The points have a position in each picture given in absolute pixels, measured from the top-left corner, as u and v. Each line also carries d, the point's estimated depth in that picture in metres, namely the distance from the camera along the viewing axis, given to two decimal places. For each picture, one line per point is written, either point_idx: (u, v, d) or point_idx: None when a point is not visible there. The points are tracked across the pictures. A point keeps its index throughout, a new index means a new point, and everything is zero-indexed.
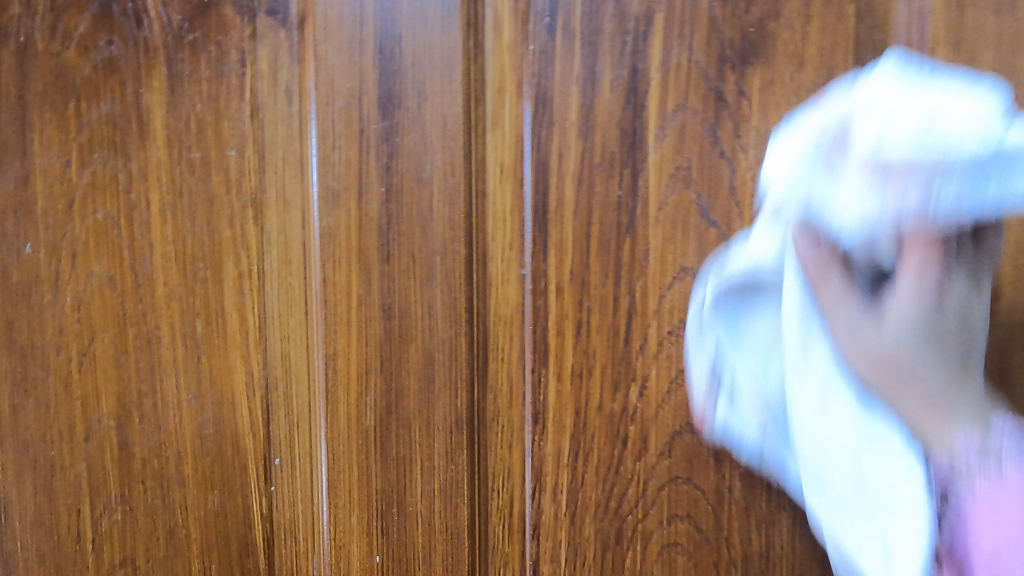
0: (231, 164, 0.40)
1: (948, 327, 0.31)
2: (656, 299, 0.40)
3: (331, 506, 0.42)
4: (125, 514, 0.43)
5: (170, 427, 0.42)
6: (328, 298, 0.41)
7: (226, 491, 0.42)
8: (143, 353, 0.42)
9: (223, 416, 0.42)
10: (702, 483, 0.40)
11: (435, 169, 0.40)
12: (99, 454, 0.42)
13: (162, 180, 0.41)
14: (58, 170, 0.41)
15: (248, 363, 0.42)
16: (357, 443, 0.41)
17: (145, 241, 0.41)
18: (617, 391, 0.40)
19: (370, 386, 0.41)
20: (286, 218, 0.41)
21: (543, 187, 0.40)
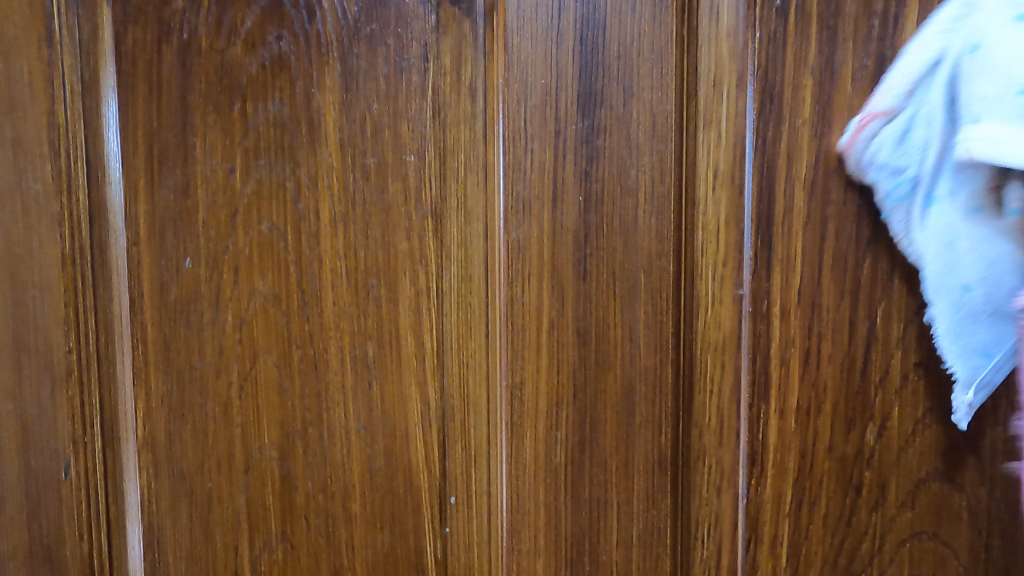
0: (411, 169, 0.36)
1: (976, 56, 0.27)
2: (901, 326, 0.34)
3: (511, 552, 0.38)
4: (286, 551, 0.39)
5: (337, 459, 0.38)
6: (516, 319, 0.36)
7: (398, 531, 0.38)
8: (308, 378, 0.38)
9: (396, 448, 0.38)
10: (952, 540, 0.35)
11: (641, 175, 0.35)
12: (259, 487, 0.39)
13: (333, 188, 0.37)
14: (220, 178, 0.37)
15: (424, 392, 0.38)
16: (545, 482, 0.37)
17: (314, 255, 0.37)
18: (851, 432, 0.35)
19: (562, 420, 0.37)
20: (467, 230, 0.37)
21: (767, 196, 0.34)
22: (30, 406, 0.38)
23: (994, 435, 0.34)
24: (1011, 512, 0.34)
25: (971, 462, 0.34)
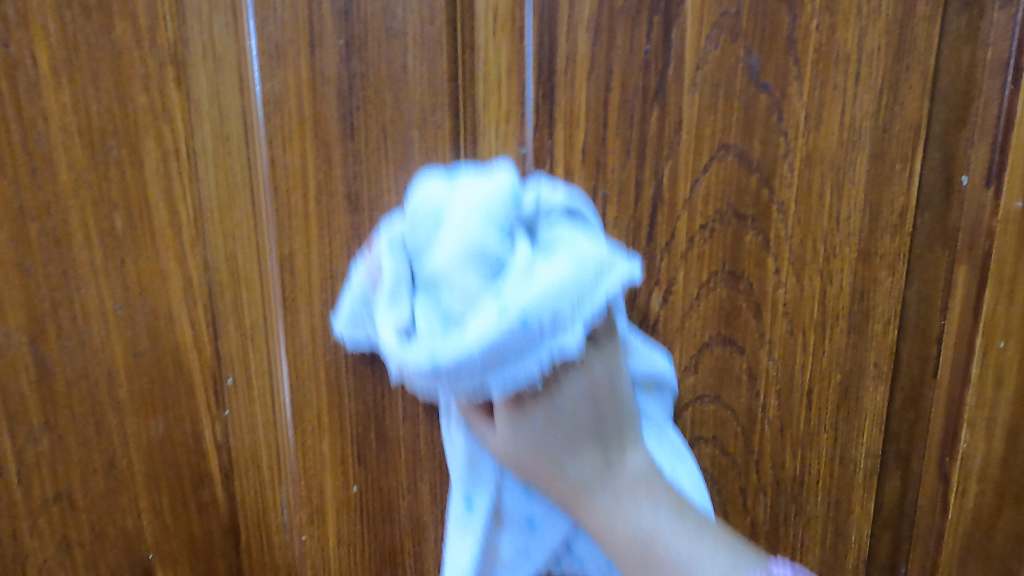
0: (139, 7, 0.31)
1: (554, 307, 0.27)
2: (689, 185, 0.32)
3: (297, 431, 0.36)
4: (54, 443, 0.35)
5: (96, 342, 0.35)
6: (279, 184, 0.33)
7: (172, 417, 0.36)
8: (53, 255, 0.33)
9: (160, 329, 0.35)
10: (732, 402, 0.34)
11: (408, 15, 0.31)
12: (11, 378, 0.34)
13: (49, 27, 0.31)
14: None
15: (184, 268, 0.34)
16: (325, 361, 0.35)
17: (37, 109, 0.31)
18: (636, 297, 0.33)
19: (338, 294, 0.34)
20: (218, 81, 0.32)
21: (548, 40, 0.31)
22: None
23: (774, 298, 0.33)
24: (787, 371, 0.34)
25: (753, 323, 0.33)
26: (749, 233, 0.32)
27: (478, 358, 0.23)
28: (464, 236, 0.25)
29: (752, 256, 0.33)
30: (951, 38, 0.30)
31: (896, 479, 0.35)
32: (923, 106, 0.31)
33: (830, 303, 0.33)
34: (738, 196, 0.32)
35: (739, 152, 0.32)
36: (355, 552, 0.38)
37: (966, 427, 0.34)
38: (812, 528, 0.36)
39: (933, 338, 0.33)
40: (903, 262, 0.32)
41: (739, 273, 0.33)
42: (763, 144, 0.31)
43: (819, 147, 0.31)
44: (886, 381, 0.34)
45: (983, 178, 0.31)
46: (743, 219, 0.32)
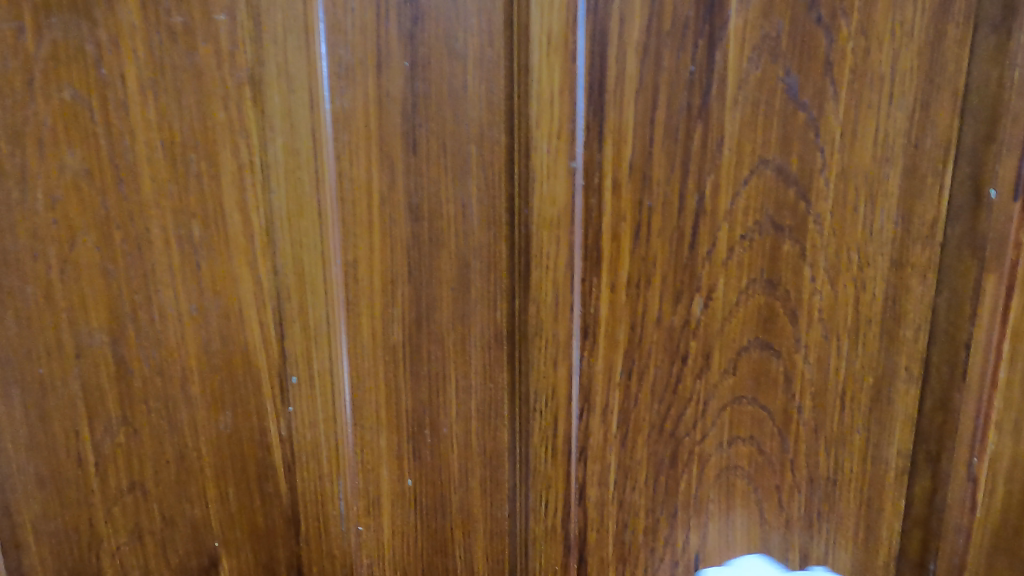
0: (221, 31, 0.33)
1: None
2: (729, 197, 0.34)
3: (355, 427, 0.38)
4: (129, 436, 0.39)
5: (171, 341, 0.37)
6: (346, 195, 0.35)
7: (240, 412, 0.38)
8: (133, 260, 0.36)
9: (231, 330, 0.37)
10: (769, 403, 0.36)
11: (469, 38, 0.33)
12: (94, 373, 0.38)
13: (138, 53, 0.34)
14: (9, 38, 0.33)
15: (255, 272, 0.36)
16: (384, 360, 0.37)
17: (125, 126, 0.35)
18: (678, 302, 0.35)
19: (398, 297, 0.36)
20: (290, 99, 0.34)
21: (599, 61, 0.33)
22: None
23: (810, 304, 0.35)
24: (821, 375, 0.36)
25: (789, 328, 0.35)
26: (786, 242, 0.34)
27: None
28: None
29: (789, 264, 0.35)
30: (980, 60, 0.31)
31: (926, 481, 0.36)
32: (954, 123, 0.32)
33: (862, 312, 0.35)
34: (777, 208, 0.34)
35: (778, 166, 0.34)
36: (407, 542, 0.40)
37: (994, 430, 0.35)
38: (844, 528, 0.37)
39: (961, 342, 0.34)
40: (933, 270, 0.34)
41: (776, 281, 0.35)
42: (801, 158, 0.33)
43: (853, 162, 0.33)
44: (917, 386, 0.35)
45: (1012, 191, 0.32)
46: (781, 230, 0.34)
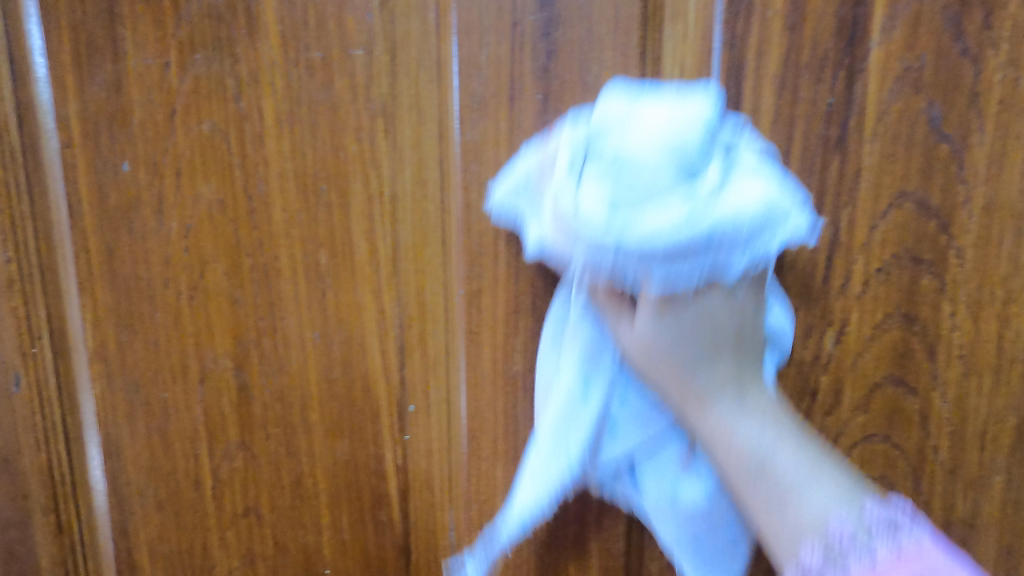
0: (358, 65, 0.34)
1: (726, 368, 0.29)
2: (865, 230, 0.33)
3: (472, 456, 0.38)
4: (246, 461, 0.39)
5: (293, 368, 0.38)
6: (472, 225, 0.35)
7: (356, 440, 0.38)
8: (261, 288, 0.37)
9: (352, 357, 0.37)
10: (903, 441, 0.35)
11: (604, 71, 0.33)
12: (216, 397, 0.38)
13: (276, 87, 0.34)
14: (155, 74, 0.35)
15: (379, 301, 0.36)
16: (504, 390, 0.37)
17: (260, 157, 0.35)
18: (809, 336, 0.35)
19: (520, 327, 0.36)
20: (421, 131, 0.35)
21: (734, 94, 0.33)
22: None
23: (950, 340, 0.34)
24: (960, 413, 0.34)
25: (926, 365, 0.34)
26: (925, 277, 0.33)
27: (620, 460, 0.33)
28: (576, 351, 0.32)
29: (928, 298, 0.33)
30: None
31: None
32: None
33: (1007, 349, 0.33)
34: (916, 242, 0.33)
35: (918, 200, 0.33)
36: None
37: None
38: None
39: None
40: None
41: (914, 315, 0.34)
42: (942, 191, 0.32)
43: (1000, 195, 0.32)
44: None
45: None
46: (920, 264, 0.33)
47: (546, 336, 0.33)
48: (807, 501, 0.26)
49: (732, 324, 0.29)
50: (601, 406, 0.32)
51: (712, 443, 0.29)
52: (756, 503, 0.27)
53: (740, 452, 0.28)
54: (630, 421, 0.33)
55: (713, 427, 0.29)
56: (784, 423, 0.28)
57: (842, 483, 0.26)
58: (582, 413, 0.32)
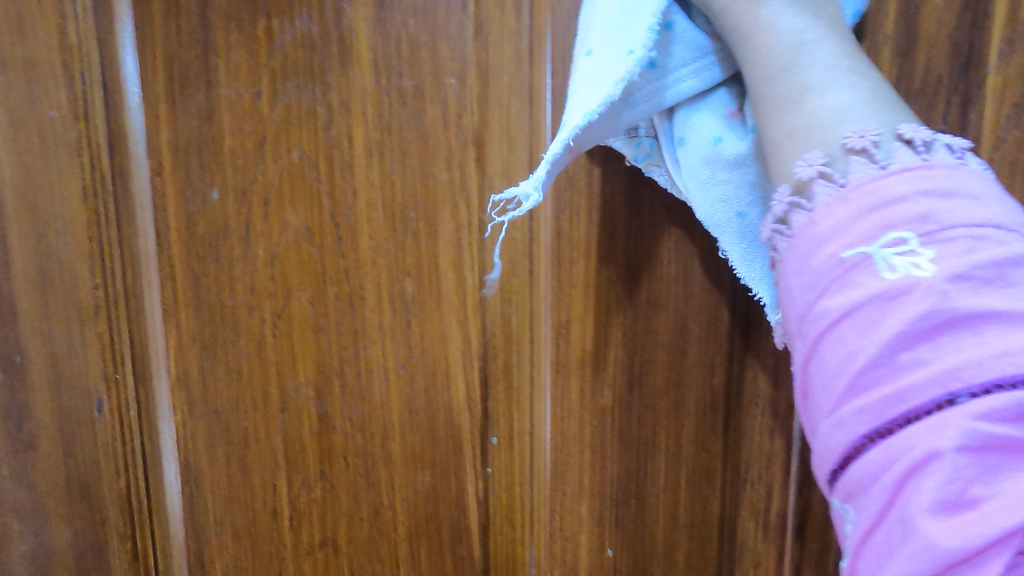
0: (450, 93, 0.33)
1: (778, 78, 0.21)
2: None
3: (555, 492, 0.37)
4: (325, 491, 0.38)
5: (375, 398, 0.37)
6: (562, 255, 0.34)
7: (438, 472, 0.37)
8: (345, 316, 0.36)
9: (436, 387, 0.37)
10: None
11: None
12: (296, 426, 0.38)
13: (367, 115, 0.34)
14: (247, 103, 0.35)
15: (465, 330, 0.36)
16: (591, 424, 0.35)
17: (349, 185, 0.35)
18: None
19: (609, 360, 0.35)
20: (511, 160, 0.34)
21: None
22: (61, 339, 0.39)
23: None
24: None
25: None
26: None
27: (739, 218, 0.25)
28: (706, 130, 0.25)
29: None
30: None
31: None
32: None
33: None
34: None
35: None
36: None
37: None
38: None
39: None
40: None
41: None
42: None
43: None
44: None
45: None
46: None
47: (687, 142, 0.25)
48: (825, 97, 0.20)
49: (777, 50, 0.21)
50: (699, 142, 0.25)
51: (745, 50, 0.22)
52: (786, 114, 0.21)
53: (832, 247, 0.17)
54: (684, 46, 0.24)
55: (754, 11, 0.22)
56: (854, 61, 0.21)
57: (888, 105, 0.20)
58: (717, 164, 0.24)
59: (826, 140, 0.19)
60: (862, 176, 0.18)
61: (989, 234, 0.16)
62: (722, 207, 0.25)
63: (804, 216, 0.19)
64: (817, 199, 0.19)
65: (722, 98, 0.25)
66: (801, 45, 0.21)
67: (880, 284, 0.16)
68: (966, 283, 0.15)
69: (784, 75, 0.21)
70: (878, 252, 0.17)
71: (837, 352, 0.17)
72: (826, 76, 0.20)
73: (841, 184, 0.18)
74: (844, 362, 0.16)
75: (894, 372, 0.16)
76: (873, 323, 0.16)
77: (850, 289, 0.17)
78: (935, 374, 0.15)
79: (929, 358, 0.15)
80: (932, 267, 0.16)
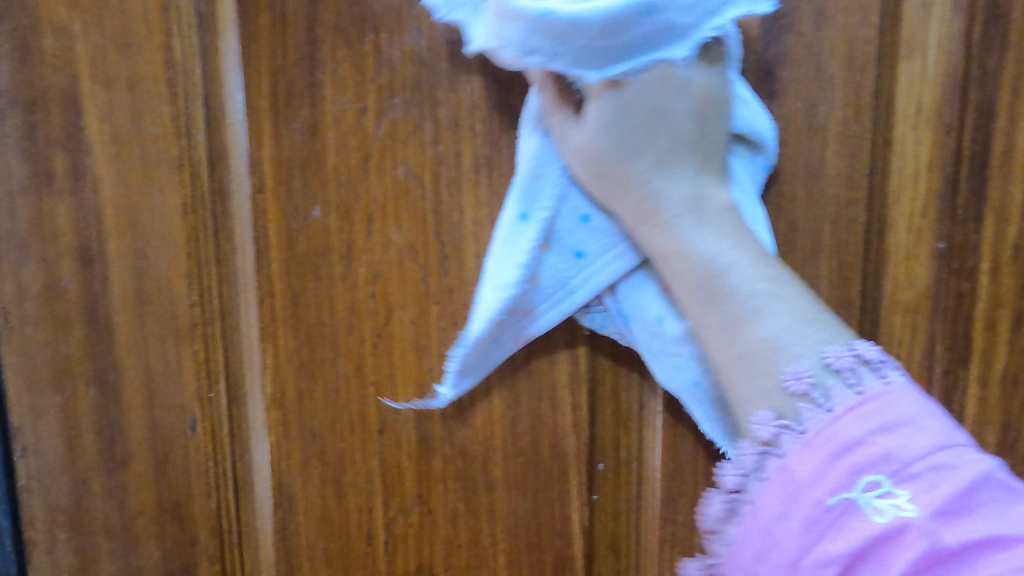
0: None
1: (732, 283, 0.27)
2: None
3: (665, 520, 0.35)
4: (422, 516, 0.37)
5: (476, 422, 0.36)
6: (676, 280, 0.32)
7: (541, 499, 0.36)
8: (448, 336, 0.36)
9: (541, 411, 0.35)
10: None
11: (833, 112, 0.31)
12: (394, 449, 0.37)
13: (477, 130, 0.33)
14: (351, 119, 0.34)
15: (573, 352, 0.35)
16: (705, 449, 0.34)
17: (455, 202, 0.34)
18: None
19: None
20: None
21: (981, 136, 0.30)
22: (156, 358, 0.39)
23: None
24: None
25: None
26: None
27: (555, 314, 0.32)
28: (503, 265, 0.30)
29: None
30: None
31: None
32: None
33: None
34: None
35: None
36: None
37: None
38: None
39: None
40: None
41: None
42: None
43: None
44: None
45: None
46: None
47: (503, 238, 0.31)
48: (759, 321, 0.27)
49: (678, 207, 0.28)
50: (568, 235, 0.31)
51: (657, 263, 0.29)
52: (740, 383, 0.27)
53: (802, 475, 0.23)
54: (595, 235, 0.31)
55: (634, 182, 0.29)
56: (769, 264, 0.28)
57: (814, 327, 0.26)
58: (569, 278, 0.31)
59: (770, 398, 0.25)
60: (818, 424, 0.24)
61: (929, 450, 0.22)
62: (678, 374, 0.31)
63: (777, 460, 0.24)
64: (789, 444, 0.24)
65: (642, 280, 0.32)
66: (712, 266, 0.28)
67: (872, 528, 0.21)
68: (944, 520, 0.21)
69: (727, 286, 0.27)
70: (861, 497, 0.22)
71: (838, 553, 0.21)
72: (769, 280, 0.27)
73: (802, 433, 0.24)
74: (826, 557, 0.22)
75: (887, 570, 0.20)
76: (895, 546, 0.21)
77: (846, 529, 0.22)
78: (927, 536, 0.20)
79: (933, 554, 0.20)
80: (912, 509, 0.21)
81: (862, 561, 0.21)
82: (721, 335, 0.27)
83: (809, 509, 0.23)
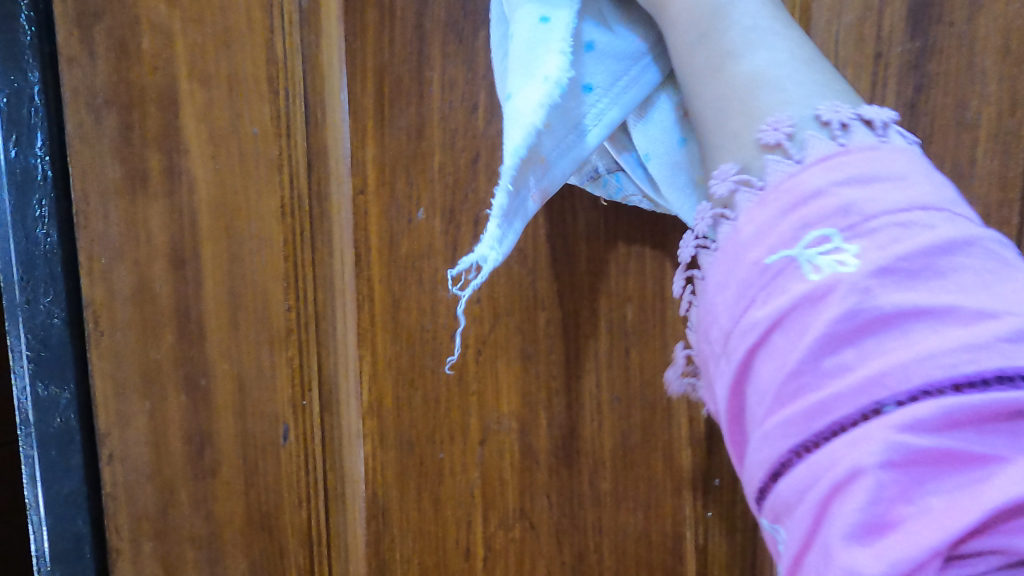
0: None
1: (740, 75, 0.20)
2: None
3: None
4: (524, 531, 0.36)
5: (586, 434, 0.34)
6: None
7: (652, 515, 0.34)
8: (556, 343, 0.34)
9: (654, 423, 0.33)
10: None
11: (986, 107, 0.28)
12: (496, 460, 0.36)
13: None
14: (461, 117, 0.33)
15: None
16: None
17: (570, 204, 0.33)
18: None
19: None
20: None
21: None
22: (249, 364, 0.38)
23: None
24: None
25: None
26: None
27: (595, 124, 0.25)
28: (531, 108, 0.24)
29: None
30: None
31: None
32: None
33: None
34: None
35: None
36: None
37: None
38: None
39: None
40: None
41: None
42: None
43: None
44: None
45: None
46: None
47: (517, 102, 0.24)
48: (772, 90, 0.20)
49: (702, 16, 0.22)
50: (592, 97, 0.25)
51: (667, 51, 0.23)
52: (714, 126, 0.21)
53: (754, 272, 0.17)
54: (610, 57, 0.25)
55: None
56: (796, 37, 0.21)
57: (811, 67, 0.20)
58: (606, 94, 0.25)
59: (741, 148, 0.19)
60: (781, 177, 0.18)
61: (916, 219, 0.15)
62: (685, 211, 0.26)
63: (729, 226, 0.18)
64: (744, 202, 0.18)
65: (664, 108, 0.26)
66: (719, 56, 0.21)
67: (810, 290, 0.15)
68: (890, 278, 0.15)
69: (732, 77, 0.21)
70: (803, 253, 0.16)
71: (769, 383, 0.16)
72: (816, 75, 0.20)
73: (762, 187, 0.18)
74: (771, 376, 0.16)
75: (816, 385, 0.15)
76: (835, 387, 0.14)
77: (779, 291, 0.16)
78: (882, 383, 0.14)
79: (851, 364, 0.14)
80: (854, 258, 0.15)
81: (802, 434, 0.15)
82: (712, 67, 0.21)
83: (737, 314, 0.17)
